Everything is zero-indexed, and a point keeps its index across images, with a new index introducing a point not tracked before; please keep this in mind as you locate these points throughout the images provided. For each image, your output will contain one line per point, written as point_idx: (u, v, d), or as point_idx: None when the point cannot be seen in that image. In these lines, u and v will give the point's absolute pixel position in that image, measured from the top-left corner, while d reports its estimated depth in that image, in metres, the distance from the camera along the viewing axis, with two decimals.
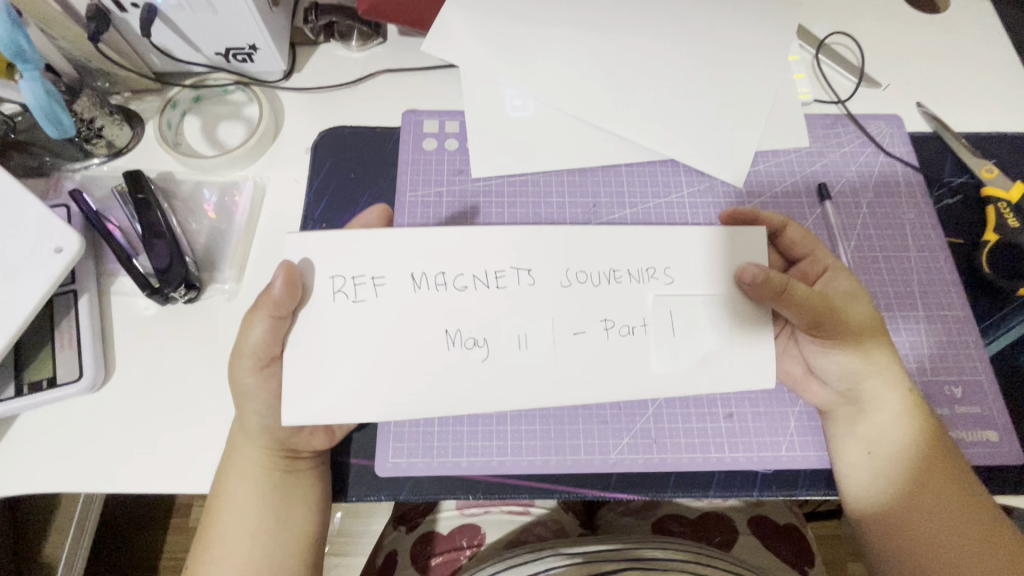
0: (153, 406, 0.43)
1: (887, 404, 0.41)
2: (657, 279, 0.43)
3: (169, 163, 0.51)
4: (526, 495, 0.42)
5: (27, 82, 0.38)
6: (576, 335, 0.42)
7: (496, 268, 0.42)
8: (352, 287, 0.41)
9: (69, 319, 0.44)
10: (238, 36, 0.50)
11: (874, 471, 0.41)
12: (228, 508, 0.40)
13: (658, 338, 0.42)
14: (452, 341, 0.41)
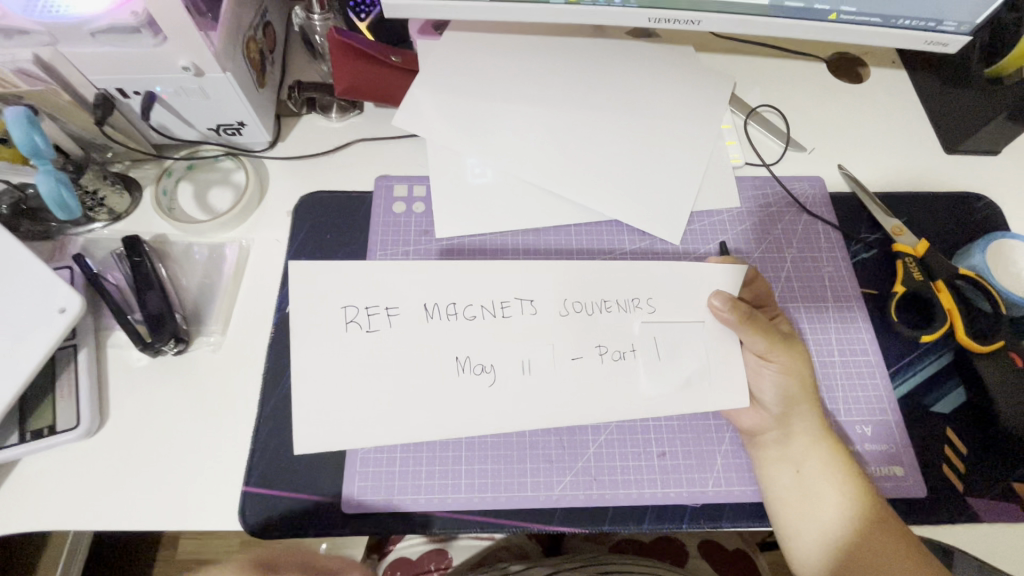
0: (143, 451, 0.48)
1: (814, 428, 0.47)
2: (641, 309, 0.46)
3: (163, 226, 0.57)
4: (478, 529, 0.47)
5: (42, 175, 0.44)
6: (574, 361, 0.44)
7: (502, 298, 0.45)
8: (364, 317, 0.43)
9: (68, 372, 0.49)
10: (227, 115, 0.56)
11: (798, 487, 0.47)
12: None
13: (645, 363, 0.45)
14: (462, 367, 0.43)
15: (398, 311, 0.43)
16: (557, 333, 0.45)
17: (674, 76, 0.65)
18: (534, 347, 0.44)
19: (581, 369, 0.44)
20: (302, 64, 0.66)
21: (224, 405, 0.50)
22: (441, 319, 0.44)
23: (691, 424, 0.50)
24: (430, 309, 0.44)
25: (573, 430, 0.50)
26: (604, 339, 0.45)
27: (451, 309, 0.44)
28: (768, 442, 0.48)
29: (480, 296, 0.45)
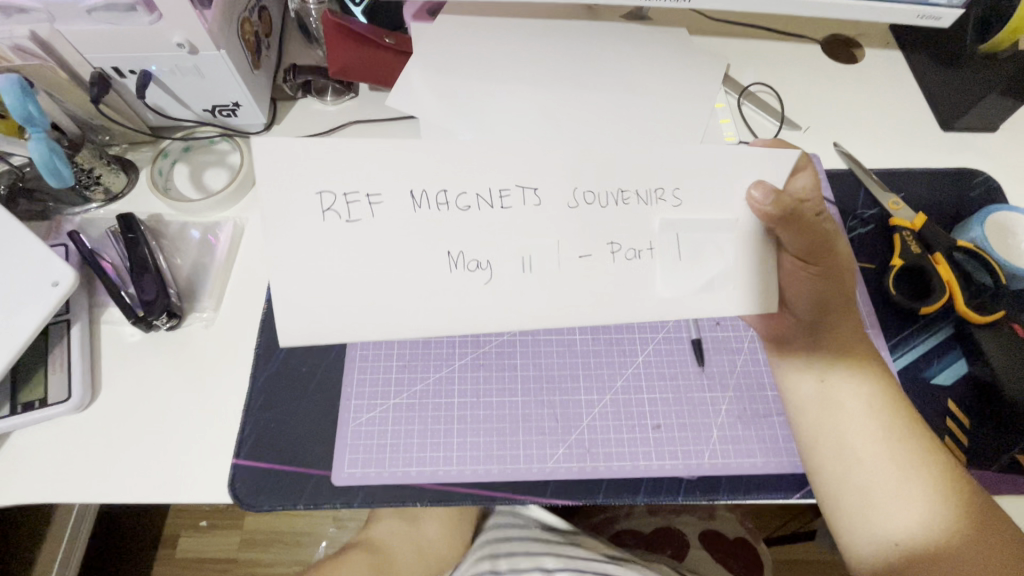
0: (134, 424, 0.48)
1: (845, 337, 0.46)
2: (665, 201, 0.39)
3: (159, 206, 0.57)
4: (469, 501, 0.46)
5: (34, 142, 0.45)
6: (582, 259, 0.39)
7: (501, 186, 0.38)
8: (343, 205, 0.37)
9: (62, 346, 0.49)
10: (222, 96, 0.57)
11: (821, 397, 0.46)
12: None
13: (664, 261, 0.39)
14: (454, 264, 0.39)
15: (381, 201, 0.37)
16: (566, 229, 0.39)
17: (667, 57, 0.65)
18: (536, 242, 0.39)
19: (589, 268, 0.39)
20: (299, 51, 0.67)
21: (216, 380, 0.50)
22: (430, 210, 0.37)
23: (686, 397, 0.50)
24: (417, 198, 0.37)
25: (566, 403, 0.49)
26: (617, 235, 0.39)
27: (441, 198, 0.37)
28: (794, 348, 0.48)
29: (475, 183, 0.38)
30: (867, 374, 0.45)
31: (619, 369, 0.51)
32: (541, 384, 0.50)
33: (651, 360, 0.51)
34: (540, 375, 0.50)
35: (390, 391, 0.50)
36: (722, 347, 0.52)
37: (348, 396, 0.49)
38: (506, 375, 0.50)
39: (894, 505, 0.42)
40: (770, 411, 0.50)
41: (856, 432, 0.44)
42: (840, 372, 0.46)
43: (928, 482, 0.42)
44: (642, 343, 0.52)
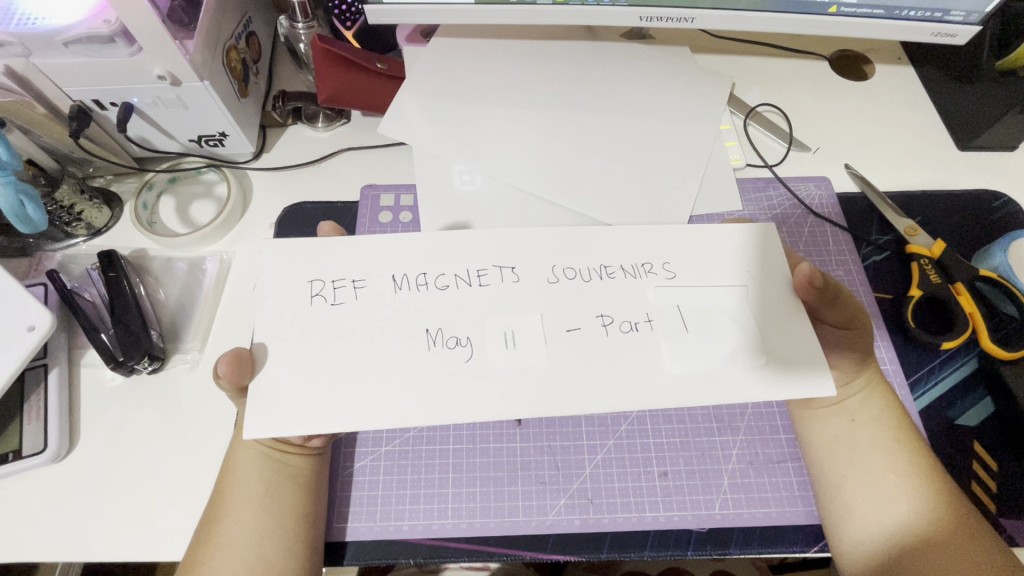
0: (112, 476, 0.46)
1: (869, 374, 0.44)
2: (657, 275, 0.38)
3: (142, 241, 0.55)
4: (465, 558, 0.43)
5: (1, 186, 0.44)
6: (570, 333, 0.36)
7: (478, 266, 0.38)
8: (330, 290, 0.37)
9: (38, 392, 0.47)
10: (207, 126, 0.55)
11: (849, 437, 0.44)
12: (228, 527, 0.40)
13: (666, 334, 0.36)
14: (432, 342, 0.36)
15: (365, 285, 0.37)
16: (552, 302, 0.37)
17: (670, 78, 0.63)
18: (519, 316, 0.36)
19: (577, 341, 0.36)
20: (289, 75, 0.65)
21: (199, 426, 0.48)
22: (410, 292, 0.37)
23: (694, 442, 0.47)
24: (398, 281, 0.38)
25: (567, 448, 0.47)
26: (607, 307, 0.37)
27: (420, 280, 0.37)
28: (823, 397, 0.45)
29: (454, 265, 0.38)
30: (897, 411, 0.44)
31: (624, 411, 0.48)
32: (541, 429, 0.47)
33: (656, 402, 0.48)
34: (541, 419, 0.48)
35: (381, 438, 0.47)
36: None
37: (338, 442, 0.47)
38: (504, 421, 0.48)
39: (927, 548, 0.39)
40: (783, 456, 0.47)
41: (887, 474, 0.42)
42: (869, 407, 0.44)
43: (965, 528, 0.39)
44: None
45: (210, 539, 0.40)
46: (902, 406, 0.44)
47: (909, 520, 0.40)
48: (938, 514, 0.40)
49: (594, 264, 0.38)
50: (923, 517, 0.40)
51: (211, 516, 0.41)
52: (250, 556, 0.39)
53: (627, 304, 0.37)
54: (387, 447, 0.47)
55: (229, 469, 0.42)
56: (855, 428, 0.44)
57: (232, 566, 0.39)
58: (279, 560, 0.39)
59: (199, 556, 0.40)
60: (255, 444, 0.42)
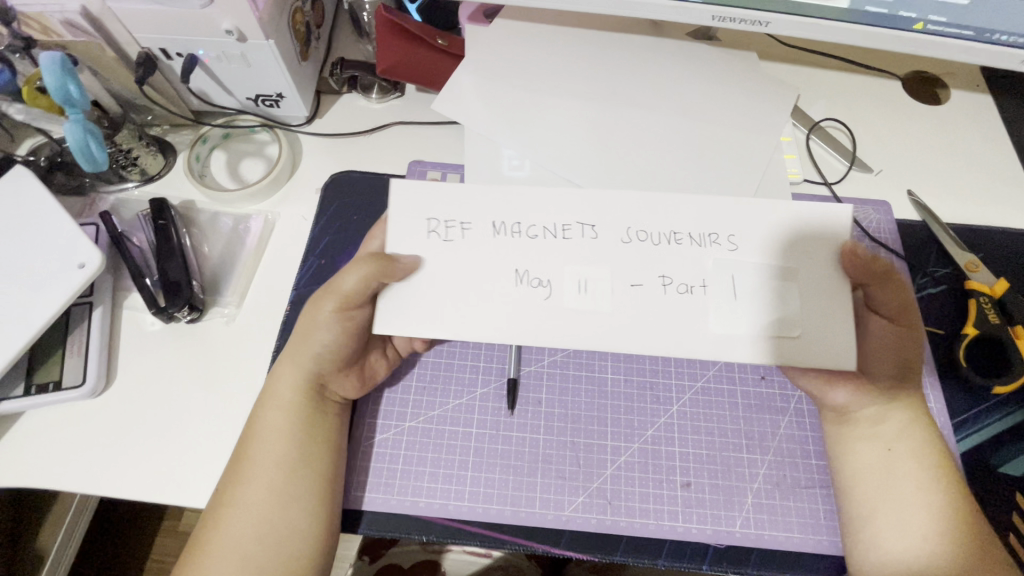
0: (144, 418, 0.47)
1: (912, 404, 0.42)
2: (721, 245, 0.37)
3: (192, 194, 0.56)
4: (476, 541, 0.43)
5: (71, 123, 0.45)
6: (631, 288, 0.37)
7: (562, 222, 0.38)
8: (443, 228, 0.37)
9: (82, 327, 0.48)
10: (267, 85, 0.55)
11: (884, 467, 0.42)
12: (256, 463, 0.41)
13: (715, 303, 0.36)
14: (518, 281, 0.37)
15: (469, 229, 0.37)
16: (619, 260, 0.37)
17: (734, 82, 0.61)
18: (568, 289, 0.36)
19: (641, 298, 0.36)
20: (349, 44, 0.65)
21: (230, 380, 0.48)
22: (507, 236, 0.37)
23: (720, 456, 0.46)
24: (497, 226, 0.37)
25: (590, 447, 0.46)
26: (669, 268, 0.37)
27: (515, 226, 0.37)
28: (861, 419, 0.44)
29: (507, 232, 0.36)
30: (940, 448, 0.42)
31: (651, 415, 0.47)
32: (565, 424, 0.47)
33: (687, 410, 0.48)
34: (565, 415, 0.47)
35: (406, 413, 0.47)
36: (766, 406, 0.48)
37: (365, 411, 0.47)
38: (529, 411, 0.47)
39: None
40: (811, 483, 0.45)
41: (921, 512, 0.40)
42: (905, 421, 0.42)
43: None
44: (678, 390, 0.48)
45: (238, 472, 0.41)
46: (945, 445, 0.42)
47: (940, 564, 0.39)
48: (969, 561, 0.38)
49: (666, 230, 0.37)
50: (954, 563, 0.38)
51: (242, 449, 0.42)
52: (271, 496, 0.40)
53: (689, 268, 0.37)
54: (410, 423, 0.47)
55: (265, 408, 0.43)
56: (894, 454, 0.42)
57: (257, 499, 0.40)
58: (298, 506, 0.40)
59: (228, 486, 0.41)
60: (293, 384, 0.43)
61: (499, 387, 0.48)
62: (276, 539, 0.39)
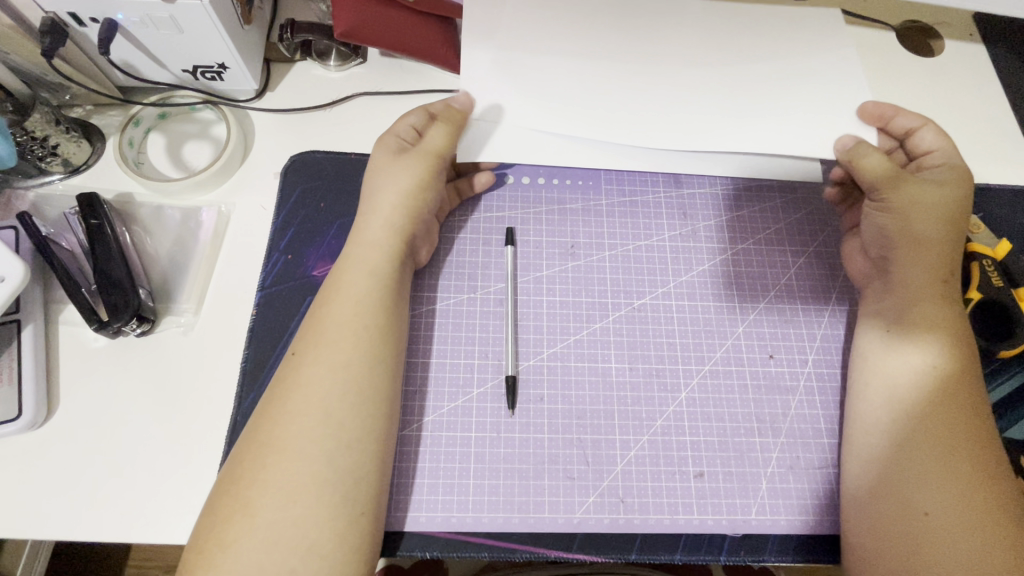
0: (91, 446, 0.41)
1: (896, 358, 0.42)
2: (194, 300, 0.46)
3: (129, 185, 0.49)
4: (485, 554, 0.40)
5: None
6: (241, 259, 0.48)
7: None
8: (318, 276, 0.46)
9: (11, 353, 0.41)
10: (205, 55, 0.48)
11: (887, 395, 0.41)
12: (344, 283, 0.41)
13: (254, 245, 0.48)
14: None
15: None
16: (240, 235, 0.49)
17: (749, 24, 0.52)
18: None
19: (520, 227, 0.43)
20: (299, 4, 0.56)
21: (194, 393, 0.43)
22: None
23: (732, 442, 0.44)
24: None
25: (599, 443, 0.43)
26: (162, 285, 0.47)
27: None
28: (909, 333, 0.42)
29: None
30: (960, 389, 0.39)
31: (660, 405, 0.45)
32: (570, 420, 0.44)
33: (696, 396, 0.45)
34: (570, 409, 0.44)
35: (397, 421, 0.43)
36: (776, 386, 0.46)
37: None
38: (532, 409, 0.44)
39: (935, 511, 0.36)
40: (825, 462, 0.44)
41: (924, 423, 0.39)
42: (962, 482, 0.36)
43: (960, 489, 0.36)
44: (687, 372, 0.46)
45: (297, 367, 0.38)
46: (969, 418, 0.38)
47: (918, 493, 0.37)
48: (957, 470, 0.37)
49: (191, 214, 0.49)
50: (935, 491, 0.37)
51: (290, 369, 0.38)
52: (361, 315, 0.40)
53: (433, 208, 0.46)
54: (420, 428, 0.43)
55: (308, 372, 0.38)
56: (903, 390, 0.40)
57: (316, 411, 0.36)
58: (359, 418, 0.37)
59: (290, 380, 0.38)
60: (352, 363, 0.38)
61: (497, 386, 0.44)
62: (361, 450, 0.36)
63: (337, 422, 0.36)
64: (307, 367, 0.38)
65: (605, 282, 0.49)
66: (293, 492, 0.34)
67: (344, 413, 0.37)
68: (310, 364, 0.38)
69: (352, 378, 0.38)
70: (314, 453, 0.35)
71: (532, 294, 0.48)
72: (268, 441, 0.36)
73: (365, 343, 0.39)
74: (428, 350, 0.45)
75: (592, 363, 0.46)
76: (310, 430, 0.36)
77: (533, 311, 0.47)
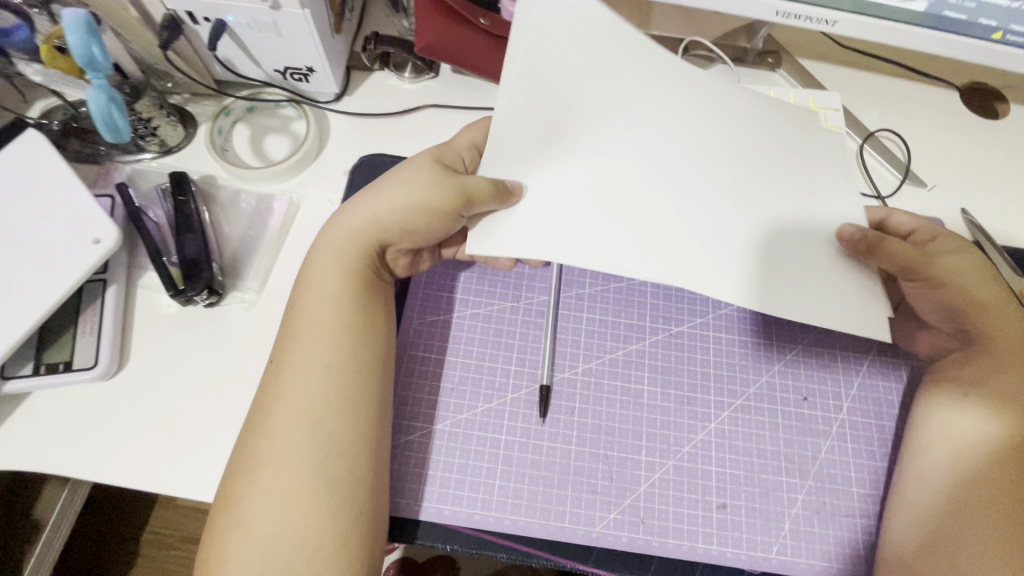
0: (152, 402, 0.44)
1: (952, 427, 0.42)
2: (259, 279, 0.49)
3: (213, 168, 0.53)
4: (504, 554, 0.42)
5: (95, 87, 0.43)
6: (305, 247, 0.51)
7: None
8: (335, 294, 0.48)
9: (95, 308, 0.45)
10: (297, 59, 0.52)
11: (948, 466, 0.41)
12: (310, 303, 0.42)
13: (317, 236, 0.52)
14: None
15: None
16: (307, 224, 0.52)
17: None
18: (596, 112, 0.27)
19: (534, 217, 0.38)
20: (383, 19, 0.61)
21: (249, 365, 0.46)
22: None
23: (759, 478, 0.44)
24: None
25: (624, 462, 0.44)
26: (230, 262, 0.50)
27: None
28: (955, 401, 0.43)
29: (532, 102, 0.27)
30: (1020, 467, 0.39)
31: (688, 433, 0.45)
32: (598, 436, 0.45)
33: (725, 428, 0.46)
34: (599, 425, 0.45)
35: (432, 415, 0.45)
36: (808, 428, 0.46)
37: None
38: (561, 420, 0.45)
39: None
40: (853, 511, 0.43)
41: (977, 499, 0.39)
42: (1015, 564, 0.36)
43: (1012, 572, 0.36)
44: (718, 405, 0.46)
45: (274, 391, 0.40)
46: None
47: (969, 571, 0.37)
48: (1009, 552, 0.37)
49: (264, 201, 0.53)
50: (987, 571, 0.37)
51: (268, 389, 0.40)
52: (331, 335, 0.41)
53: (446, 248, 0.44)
54: (452, 424, 0.45)
55: (278, 393, 0.39)
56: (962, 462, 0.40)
57: (287, 434, 0.38)
58: (326, 436, 0.38)
59: (265, 404, 0.39)
60: (315, 383, 0.39)
61: (530, 393, 0.46)
62: (329, 469, 0.37)
63: (300, 444, 0.37)
64: (278, 389, 0.39)
65: (645, 306, 0.50)
66: (293, 501, 0.36)
67: (311, 432, 0.38)
68: (277, 387, 0.39)
69: (324, 394, 0.39)
70: (294, 474, 0.37)
71: (573, 310, 0.49)
72: (253, 467, 0.37)
73: (330, 363, 0.40)
74: (468, 352, 0.47)
75: (625, 383, 0.47)
76: (282, 451, 0.37)
77: (572, 326, 0.49)
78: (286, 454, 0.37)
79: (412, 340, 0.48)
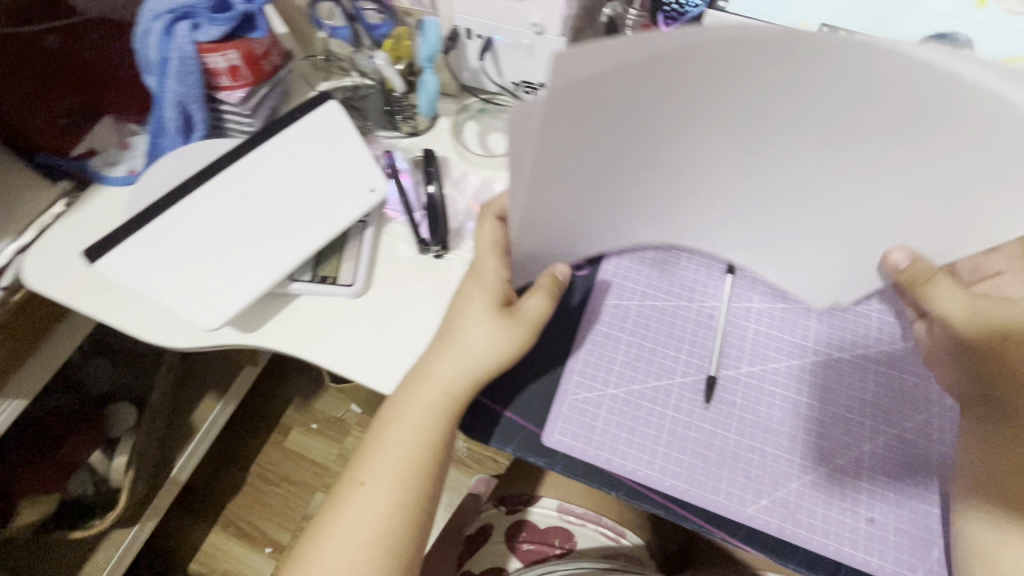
0: (386, 322, 0.55)
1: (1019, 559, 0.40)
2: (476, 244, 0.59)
3: (449, 151, 0.65)
4: (663, 511, 0.47)
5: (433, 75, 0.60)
6: None
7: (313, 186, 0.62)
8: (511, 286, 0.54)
9: (357, 241, 0.58)
10: (536, 75, 0.64)
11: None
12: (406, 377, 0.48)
13: None
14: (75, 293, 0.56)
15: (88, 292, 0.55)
16: None
17: None
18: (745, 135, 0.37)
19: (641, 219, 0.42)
20: None
21: None
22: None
23: (909, 504, 0.47)
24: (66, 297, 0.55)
25: (779, 459, 0.48)
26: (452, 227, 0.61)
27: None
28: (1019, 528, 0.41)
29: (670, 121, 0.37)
30: None
31: (842, 448, 0.49)
32: (757, 430, 0.50)
33: (879, 452, 0.49)
34: (758, 421, 0.50)
35: (610, 381, 0.52)
36: None
37: (569, 369, 0.53)
38: (722, 410, 0.50)
39: None
40: None
41: None
42: None
43: None
44: (872, 431, 0.50)
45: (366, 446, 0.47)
46: None
47: None
48: None
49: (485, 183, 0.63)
50: None
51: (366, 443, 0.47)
52: (416, 402, 0.47)
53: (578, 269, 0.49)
54: (627, 391, 0.51)
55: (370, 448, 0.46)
56: None
57: (374, 485, 0.45)
58: (403, 485, 0.44)
59: (361, 453, 0.46)
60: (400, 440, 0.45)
61: (697, 380, 0.52)
62: (403, 508, 0.44)
63: (381, 494, 0.44)
64: (368, 450, 0.46)
65: (810, 330, 0.55)
66: (369, 547, 0.43)
67: (391, 486, 0.44)
68: (372, 438, 0.46)
69: (406, 451, 0.45)
70: (370, 519, 0.43)
71: (741, 319, 0.55)
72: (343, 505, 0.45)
73: (419, 423, 0.46)
74: (645, 335, 0.54)
75: (784, 392, 0.51)
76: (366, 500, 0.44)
77: (738, 333, 0.54)
78: (368, 501, 0.44)
79: (597, 316, 0.55)
